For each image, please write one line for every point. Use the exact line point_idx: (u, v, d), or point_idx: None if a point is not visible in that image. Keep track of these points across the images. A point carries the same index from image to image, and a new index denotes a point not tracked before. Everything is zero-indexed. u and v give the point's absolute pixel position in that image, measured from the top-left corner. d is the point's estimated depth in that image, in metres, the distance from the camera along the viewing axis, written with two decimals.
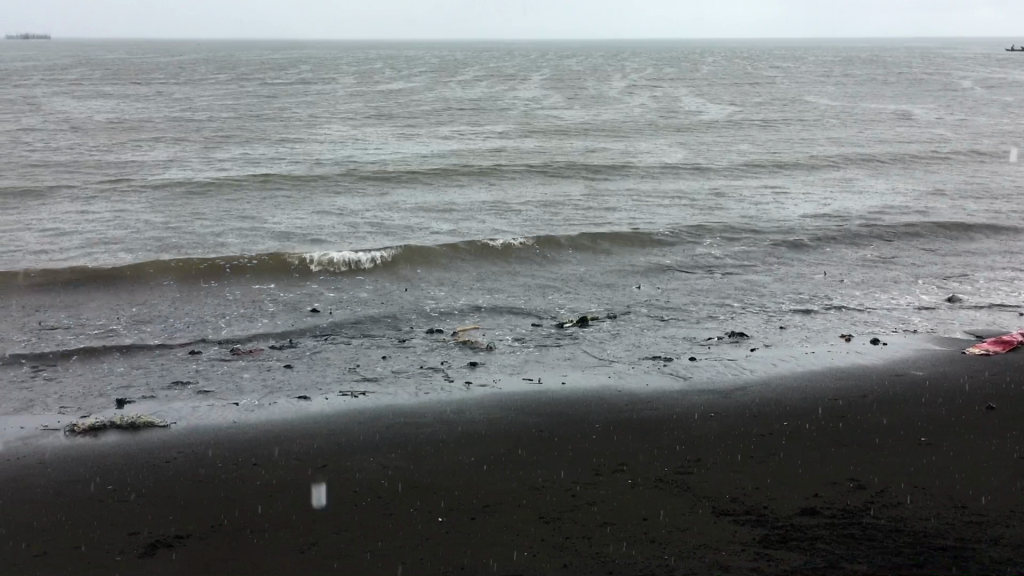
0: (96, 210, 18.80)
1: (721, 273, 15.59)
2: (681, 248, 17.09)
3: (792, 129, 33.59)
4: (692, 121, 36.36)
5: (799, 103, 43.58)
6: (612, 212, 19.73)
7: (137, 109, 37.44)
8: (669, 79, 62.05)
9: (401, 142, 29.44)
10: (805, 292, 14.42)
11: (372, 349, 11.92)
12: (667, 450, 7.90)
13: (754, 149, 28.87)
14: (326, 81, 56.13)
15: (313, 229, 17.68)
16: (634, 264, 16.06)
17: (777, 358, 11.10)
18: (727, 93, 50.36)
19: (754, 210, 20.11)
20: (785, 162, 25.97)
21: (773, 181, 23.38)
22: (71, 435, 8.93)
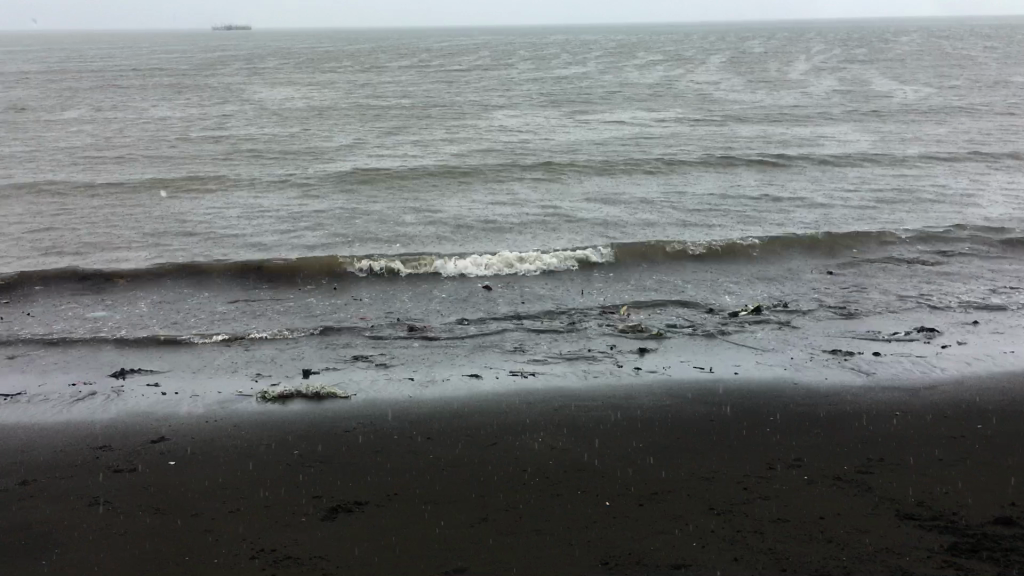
0: (286, 194, 20.00)
1: (907, 265, 14.81)
2: (863, 237, 16.36)
3: (993, 114, 31.35)
4: (881, 105, 34.61)
5: (999, 86, 40.67)
6: (789, 201, 19.16)
7: (324, 96, 39.37)
8: (856, 61, 59.25)
9: (575, 128, 29.63)
10: (1002, 287, 13.47)
11: (541, 332, 12.10)
12: (846, 448, 7.56)
13: (950, 135, 27.17)
14: (500, 67, 57.08)
15: (484, 215, 18.13)
16: (812, 254, 15.52)
17: (969, 356, 10.43)
18: (921, 75, 47.52)
19: (945, 201, 18.99)
20: (983, 149, 24.32)
21: (968, 171, 21.96)
22: (262, 401, 9.56)
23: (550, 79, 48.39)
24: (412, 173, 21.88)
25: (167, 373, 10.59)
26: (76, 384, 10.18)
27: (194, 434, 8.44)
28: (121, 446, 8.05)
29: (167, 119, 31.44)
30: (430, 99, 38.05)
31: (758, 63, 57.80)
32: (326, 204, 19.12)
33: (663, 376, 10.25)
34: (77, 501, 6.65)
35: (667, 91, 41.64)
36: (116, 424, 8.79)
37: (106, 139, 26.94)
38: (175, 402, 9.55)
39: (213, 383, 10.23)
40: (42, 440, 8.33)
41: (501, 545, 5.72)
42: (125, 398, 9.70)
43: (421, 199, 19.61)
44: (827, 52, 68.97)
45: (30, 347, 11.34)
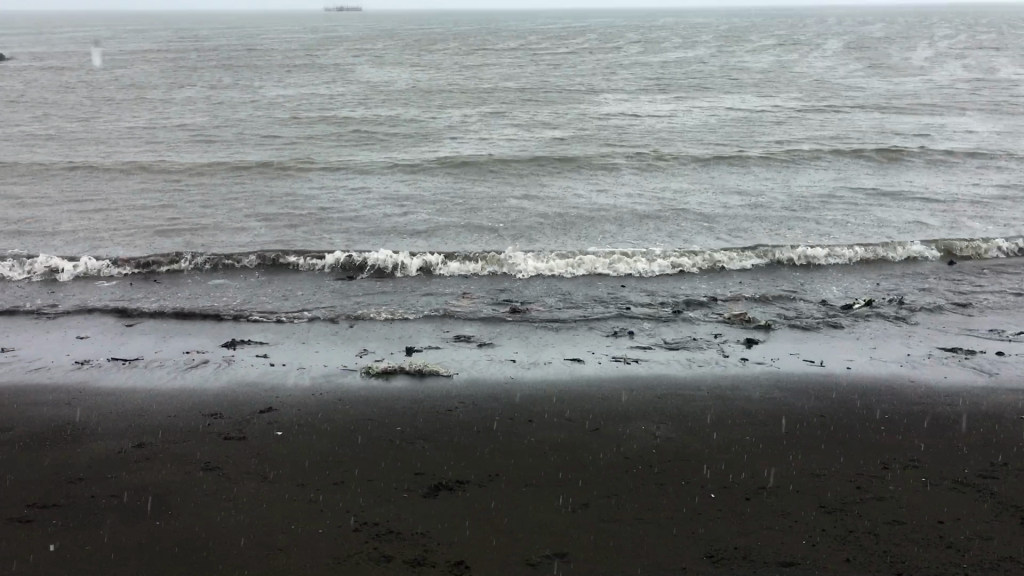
0: (392, 175, 20.31)
1: None
2: (987, 232, 15.62)
3: None
4: (1008, 95, 33.00)
5: None
6: (906, 194, 18.45)
7: (431, 78, 39.77)
8: (982, 47, 56.57)
9: (683, 113, 29.17)
10: None
11: (646, 317, 11.93)
12: (967, 450, 7.19)
13: None
14: (608, 50, 56.62)
15: (588, 202, 18.03)
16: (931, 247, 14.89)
17: None
18: None
19: None
20: None
21: None
22: (366, 376, 9.71)
23: (659, 63, 47.75)
24: (517, 157, 21.93)
25: (276, 345, 10.87)
26: (190, 352, 10.54)
27: (301, 406, 8.63)
28: (232, 414, 8.29)
29: (281, 98, 32.29)
30: (536, 82, 38.03)
31: (877, 48, 55.78)
32: (431, 186, 19.34)
33: (770, 368, 9.97)
34: (189, 464, 6.86)
35: (780, 77, 40.56)
36: (227, 392, 9.05)
37: (224, 117, 27.86)
38: (283, 373, 9.80)
39: (319, 356, 10.44)
40: (158, 404, 8.64)
41: (603, 531, 5.64)
42: (235, 367, 9.99)
43: (524, 184, 19.64)
44: (950, 38, 66.06)
45: (148, 315, 11.80)
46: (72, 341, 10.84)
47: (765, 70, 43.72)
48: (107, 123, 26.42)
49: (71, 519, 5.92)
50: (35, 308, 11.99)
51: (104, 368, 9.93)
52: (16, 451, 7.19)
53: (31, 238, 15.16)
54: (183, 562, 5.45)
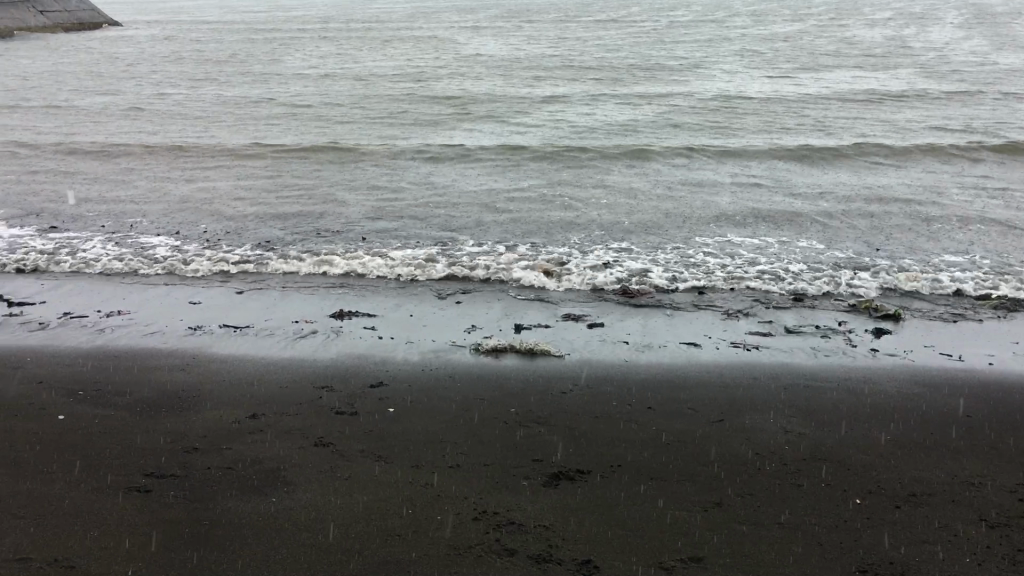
0: (499, 153, 19.99)
1: None
2: None
3: None
4: None
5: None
6: None
7: (535, 50, 39.30)
8: None
9: (794, 91, 28.08)
10: None
11: (767, 303, 11.32)
12: None
13: None
14: (714, 22, 55.22)
15: (701, 185, 17.39)
16: None
17: None
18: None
19: None
20: None
21: None
22: (476, 353, 9.49)
23: (768, 36, 46.28)
24: (625, 138, 21.37)
25: (383, 316, 10.72)
26: (299, 322, 10.45)
27: (412, 382, 8.43)
28: (343, 387, 8.14)
29: (385, 70, 32.31)
30: (641, 56, 37.19)
31: (1001, 22, 52.99)
32: (539, 166, 18.97)
33: (904, 361, 9.34)
34: (303, 439, 6.71)
35: (897, 52, 38.80)
36: (338, 365, 8.92)
37: (330, 90, 27.97)
38: (392, 347, 9.63)
39: (427, 331, 10.22)
40: (269, 374, 8.57)
41: (739, 537, 5.25)
42: (344, 339, 9.86)
43: (634, 165, 19.08)
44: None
45: (257, 283, 11.78)
46: (184, 307, 10.87)
47: (882, 45, 41.90)
48: (218, 95, 26.83)
49: (188, 491, 5.82)
50: (150, 272, 12.09)
51: (216, 335, 9.91)
52: (130, 417, 7.16)
53: (141, 204, 15.38)
54: (300, 543, 5.28)
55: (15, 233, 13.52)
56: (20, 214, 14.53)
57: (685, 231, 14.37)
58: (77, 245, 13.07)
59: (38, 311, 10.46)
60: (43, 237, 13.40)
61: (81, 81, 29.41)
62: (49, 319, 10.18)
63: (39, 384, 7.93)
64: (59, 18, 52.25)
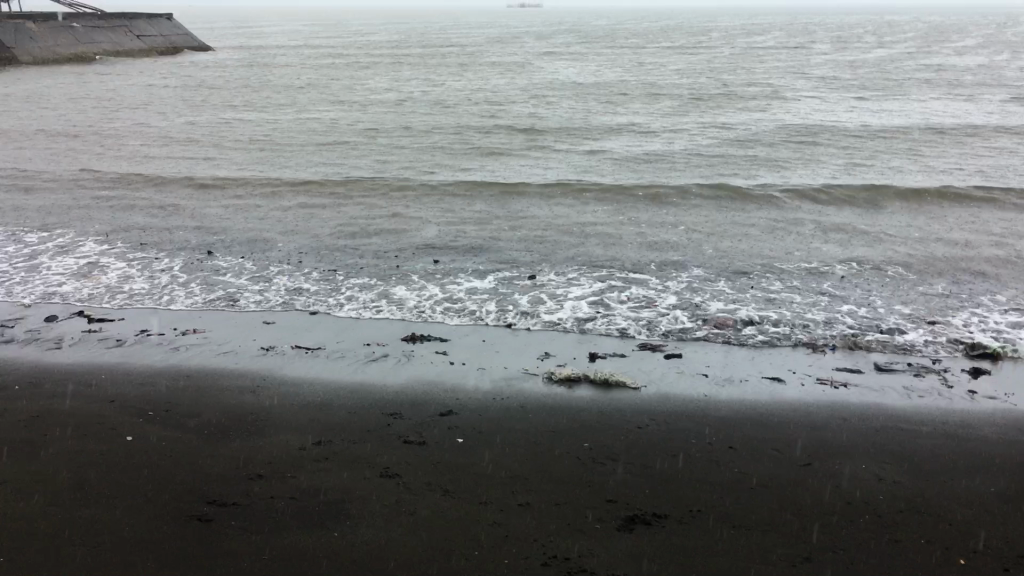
0: (575, 179, 19.79)
1: None
2: None
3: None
4: None
5: None
6: None
7: (615, 75, 39.13)
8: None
9: (882, 119, 27.27)
10: None
11: (855, 337, 10.81)
12: None
13: None
14: (797, 49, 54.40)
15: (783, 215, 16.90)
16: None
17: None
18: None
19: None
20: None
21: None
22: (549, 382, 9.23)
23: (854, 63, 45.28)
24: (704, 167, 20.99)
25: (455, 341, 10.54)
26: (370, 344, 10.35)
27: (482, 411, 8.20)
28: (412, 414, 7.96)
29: (464, 95, 32.50)
30: (722, 82, 36.72)
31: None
32: (615, 191, 18.70)
33: (1006, 405, 8.77)
34: (369, 469, 6.53)
35: (990, 80, 37.51)
36: (409, 390, 8.76)
37: (409, 115, 28.23)
38: (463, 374, 9.44)
39: (499, 358, 10.00)
40: (339, 398, 8.45)
41: None
42: (414, 363, 9.71)
43: (713, 191, 18.68)
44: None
45: (331, 304, 11.75)
46: (257, 327, 10.88)
47: (976, 72, 40.52)
48: (301, 118, 27.29)
49: (251, 520, 5.69)
50: (226, 291, 12.16)
51: (287, 356, 9.86)
52: (198, 439, 7.10)
53: (223, 224, 15.62)
54: None
55: (99, 251, 13.80)
56: (105, 232, 14.88)
57: (766, 262, 13.91)
58: (157, 263, 13.28)
59: (115, 328, 10.57)
60: (126, 255, 13.64)
61: (171, 104, 30.28)
62: (125, 336, 10.26)
63: (110, 403, 7.93)
64: (154, 42, 54.16)
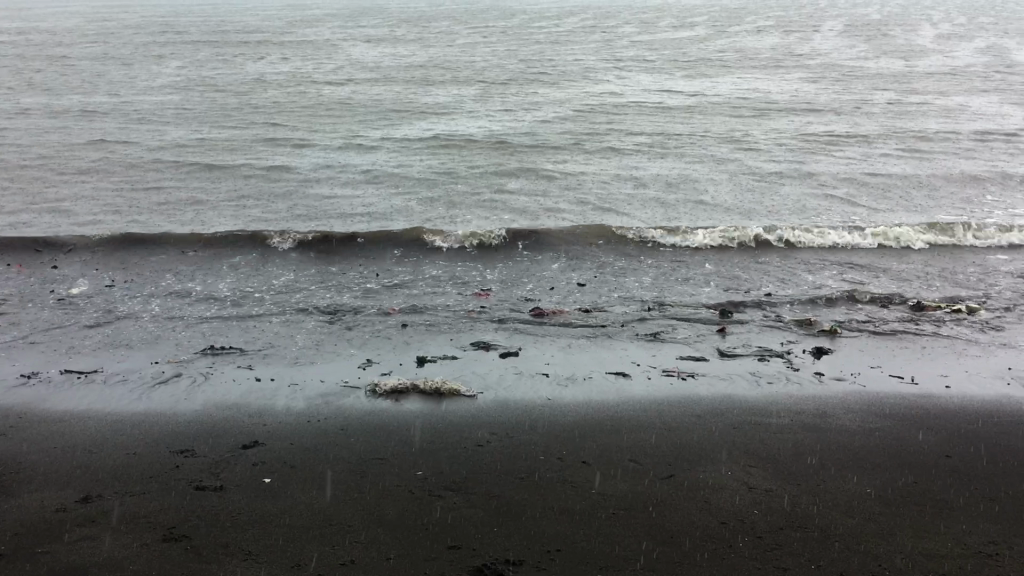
0: (389, 164, 18.66)
1: None
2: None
3: None
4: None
5: None
6: (944, 179, 17.02)
7: (425, 57, 38.20)
8: (978, 24, 55.69)
9: (691, 98, 27.70)
10: None
11: (692, 321, 10.30)
12: None
13: None
14: (604, 31, 54.79)
15: (605, 194, 16.54)
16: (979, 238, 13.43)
17: None
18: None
19: None
20: None
21: None
22: (372, 396, 8.15)
23: (658, 44, 46.31)
24: (523, 146, 20.16)
25: (262, 353, 9.22)
26: (159, 362, 8.86)
27: (294, 437, 7.00)
28: (209, 450, 6.66)
29: (265, 80, 30.35)
30: (531, 63, 36.21)
31: (881, 28, 54.14)
32: (433, 177, 17.65)
33: (856, 386, 8.41)
34: (148, 533, 5.26)
35: (786, 60, 38.87)
36: (205, 418, 7.40)
37: (203, 102, 25.95)
38: (273, 392, 8.15)
39: (311, 370, 8.76)
40: (116, 433, 7.02)
41: None
42: (214, 383, 8.34)
43: (533, 175, 17.99)
44: (943, 15, 65.27)
45: (113, 318, 10.12)
46: (19, 349, 9.13)
47: (770, 52, 42.37)
48: (81, 111, 24.73)
49: None
50: None
51: (55, 383, 8.25)
52: None
53: None
54: None
55: None
56: None
57: (597, 248, 13.20)
58: None
59: None
60: None
61: None
62: None
63: None
64: None
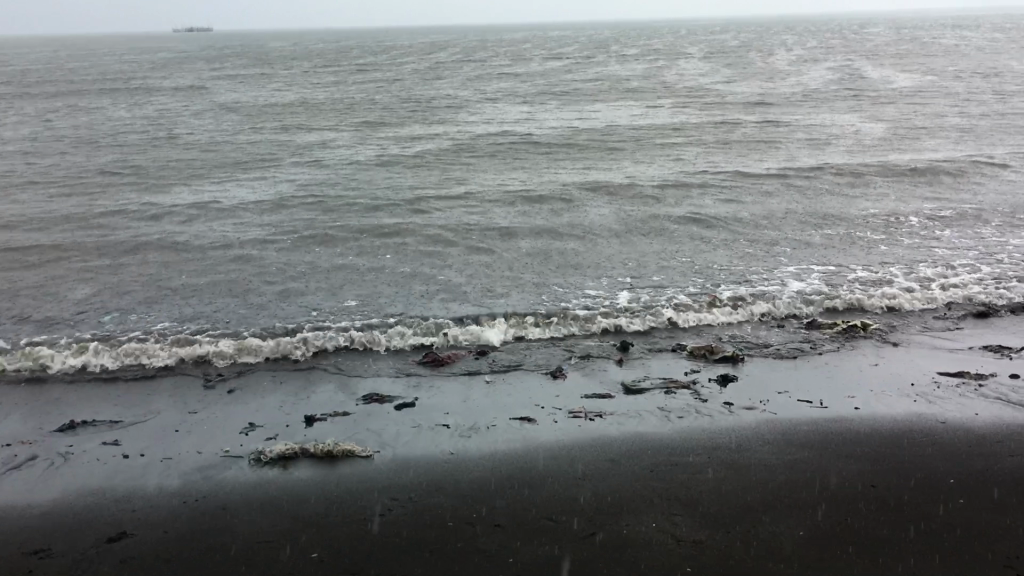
0: (259, 195, 17.68)
1: (969, 257, 12.86)
2: (912, 231, 14.46)
3: (997, 97, 29.85)
4: (876, 92, 33.06)
5: (988, 69, 39.38)
6: (817, 193, 17.32)
7: (292, 96, 37.13)
8: (826, 46, 58.28)
9: (565, 124, 27.66)
10: None
11: (593, 355, 9.87)
12: None
13: (959, 120, 25.58)
14: (473, 64, 54.75)
15: (489, 215, 16.07)
16: (858, 249, 13.58)
17: None
18: (899, 60, 46.34)
19: (980, 187, 17.19)
20: (996, 136, 22.68)
21: (990, 154, 20.29)
22: (257, 466, 7.38)
23: (528, 75, 46.55)
24: (401, 176, 19.49)
25: (130, 424, 8.29)
26: (10, 444, 7.83)
27: (171, 527, 6.23)
28: (71, 553, 5.85)
29: (123, 127, 28.77)
30: (404, 99, 35.63)
31: (739, 54, 55.99)
32: (307, 207, 16.80)
33: (767, 414, 8.14)
34: None
35: (654, 87, 39.55)
36: (65, 510, 6.52)
37: (57, 151, 24.30)
38: (144, 470, 7.28)
39: (187, 441, 7.91)
40: None
41: None
42: (76, 464, 7.41)
43: (411, 198, 17.33)
44: (794, 38, 68.20)
45: None
46: None
47: (637, 79, 43.12)
48: None
49: None
50: None
51: None
52: None
53: None
54: None
55: None
56: None
57: (486, 278, 12.64)
58: None
59: None
60: None
61: None
62: None
63: None
64: None
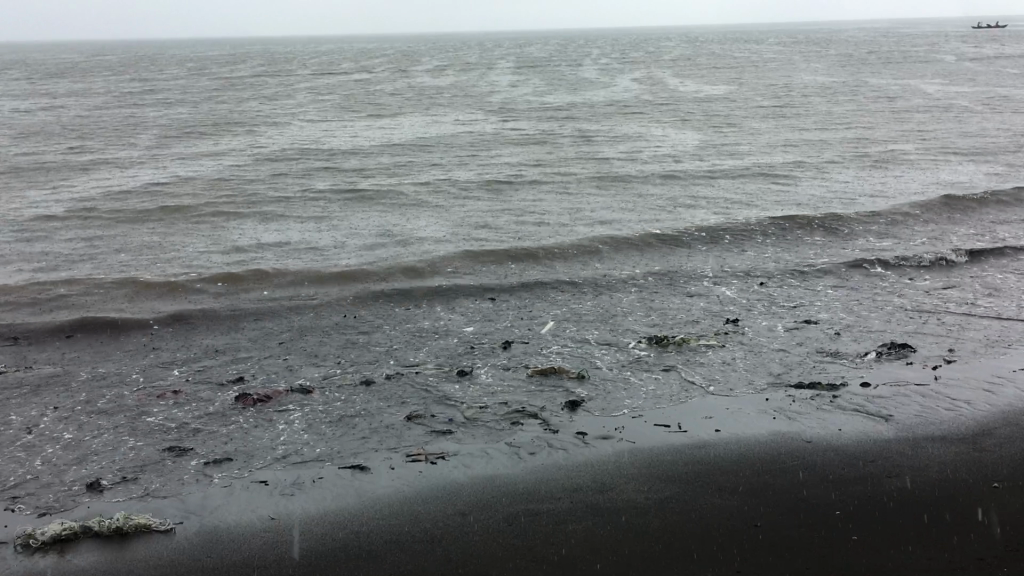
0: (39, 238, 15.67)
1: (793, 268, 12.87)
2: (736, 245, 14.47)
3: (790, 109, 31.30)
4: (680, 105, 33.95)
5: (779, 81, 41.47)
6: (638, 207, 17.16)
7: (74, 115, 34.02)
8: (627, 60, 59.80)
9: (378, 143, 26.61)
10: (911, 286, 11.75)
11: (427, 386, 8.90)
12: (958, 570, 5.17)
13: (759, 133, 26.50)
14: (277, 77, 52.40)
15: (303, 247, 14.88)
16: (687, 263, 13.36)
17: (969, 388, 8.21)
18: (698, 73, 48.11)
19: (790, 198, 17.55)
20: (797, 149, 23.56)
21: (793, 167, 20.96)
22: (26, 553, 5.92)
23: (337, 89, 45.05)
24: (201, 208, 17.84)
25: None
26: None
27: None
28: None
29: None
30: (202, 117, 33.37)
31: (546, 66, 56.60)
32: (96, 249, 15.00)
33: (626, 443, 7.43)
34: None
35: (466, 100, 39.05)
36: None
37: None
38: None
39: None
40: None
41: None
42: None
43: (217, 236, 15.86)
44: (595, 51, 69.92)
45: None
46: None
47: (449, 92, 42.61)
48: None
49: None
50: None
51: None
52: None
53: None
54: None
55: None
56: None
57: (303, 312, 11.46)
58: None
59: None
60: None
61: None
62: None
63: None
64: None
